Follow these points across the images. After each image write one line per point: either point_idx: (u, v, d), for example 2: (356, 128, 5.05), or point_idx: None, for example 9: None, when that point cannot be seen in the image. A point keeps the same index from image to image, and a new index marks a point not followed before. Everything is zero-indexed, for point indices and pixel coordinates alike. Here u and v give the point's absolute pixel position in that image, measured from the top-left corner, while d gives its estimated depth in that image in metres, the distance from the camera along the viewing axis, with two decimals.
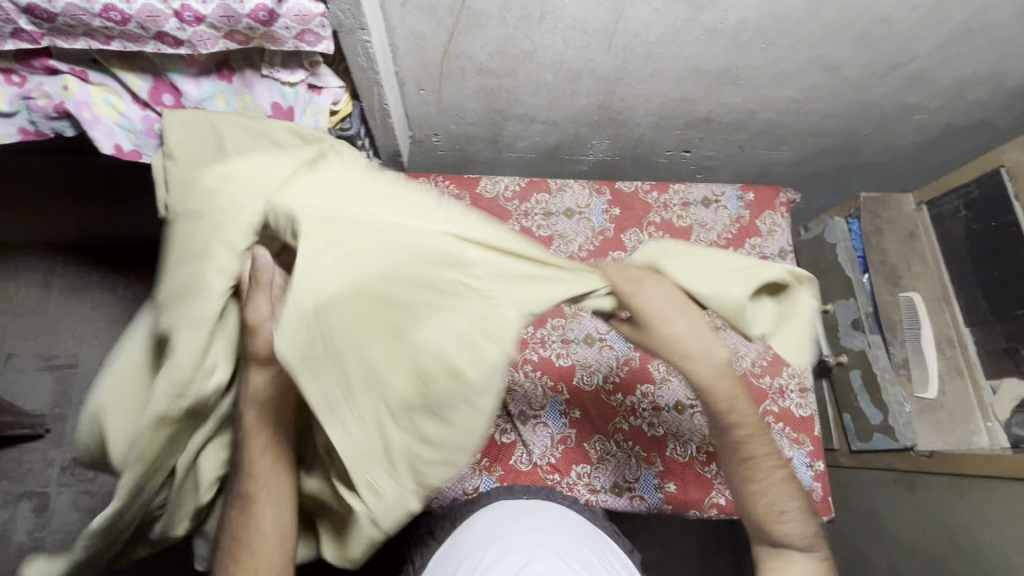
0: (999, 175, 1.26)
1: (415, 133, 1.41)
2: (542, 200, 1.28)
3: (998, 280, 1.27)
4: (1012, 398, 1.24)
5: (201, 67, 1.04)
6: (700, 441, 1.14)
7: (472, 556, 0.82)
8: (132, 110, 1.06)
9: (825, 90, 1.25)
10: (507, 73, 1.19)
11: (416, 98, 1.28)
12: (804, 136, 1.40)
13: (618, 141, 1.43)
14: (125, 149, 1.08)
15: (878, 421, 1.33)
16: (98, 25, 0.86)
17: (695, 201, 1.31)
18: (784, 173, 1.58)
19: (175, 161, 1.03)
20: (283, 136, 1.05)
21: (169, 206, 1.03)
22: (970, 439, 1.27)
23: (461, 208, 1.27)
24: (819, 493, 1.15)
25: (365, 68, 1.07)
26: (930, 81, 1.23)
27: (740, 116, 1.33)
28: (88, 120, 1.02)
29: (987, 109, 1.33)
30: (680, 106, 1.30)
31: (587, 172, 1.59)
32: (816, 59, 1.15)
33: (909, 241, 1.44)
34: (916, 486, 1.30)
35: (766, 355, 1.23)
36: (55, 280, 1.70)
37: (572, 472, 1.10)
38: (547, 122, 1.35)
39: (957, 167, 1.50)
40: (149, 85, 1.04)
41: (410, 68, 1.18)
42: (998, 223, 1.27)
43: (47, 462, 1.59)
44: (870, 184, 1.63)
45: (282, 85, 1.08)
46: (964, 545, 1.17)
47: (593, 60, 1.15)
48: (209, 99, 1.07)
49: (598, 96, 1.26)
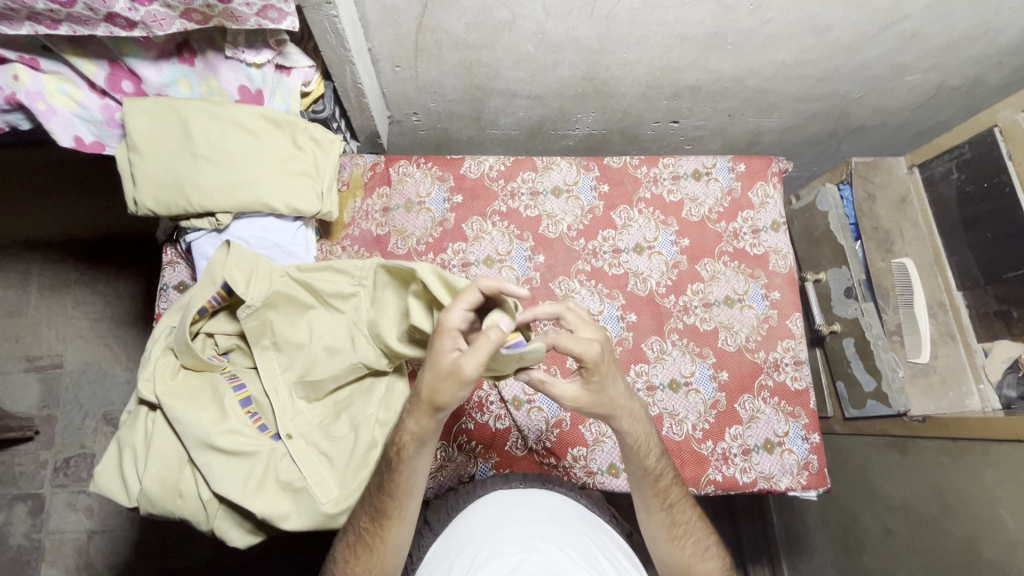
0: (993, 135, 1.24)
1: (393, 112, 1.36)
2: (527, 179, 1.24)
3: (992, 242, 1.26)
4: (1005, 359, 1.26)
5: (160, 50, 0.99)
6: (696, 418, 1.14)
7: (471, 546, 0.82)
8: (89, 99, 1.00)
9: (817, 53, 1.21)
10: (486, 45, 1.13)
11: (392, 75, 1.22)
12: (795, 102, 1.37)
13: (605, 114, 1.39)
14: (86, 142, 1.02)
15: (871, 389, 1.32)
16: (42, 7, 0.79)
17: (685, 174, 1.27)
18: (774, 141, 1.54)
19: (142, 154, 0.99)
20: (255, 123, 1.03)
21: (139, 201, 1.00)
22: (963, 403, 1.29)
23: (444, 189, 1.23)
24: (815, 465, 1.15)
25: (335, 45, 1.02)
26: (924, 40, 1.20)
27: (729, 83, 1.28)
28: (42, 111, 0.96)
29: (981, 67, 1.29)
30: (667, 75, 1.25)
31: (575, 147, 1.54)
32: (807, 19, 1.11)
33: (902, 206, 1.42)
34: (910, 451, 1.29)
35: (760, 330, 1.22)
36: (32, 280, 1.65)
37: (568, 455, 1.09)
38: (530, 96, 1.30)
39: (949, 127, 1.48)
40: (106, 72, 0.99)
41: (384, 44, 1.12)
42: (991, 184, 1.25)
43: (40, 464, 1.56)
44: (861, 149, 1.60)
45: (249, 66, 1.03)
46: (956, 506, 1.18)
47: (576, 29, 1.10)
48: (171, 84, 1.02)
49: (582, 67, 1.21)
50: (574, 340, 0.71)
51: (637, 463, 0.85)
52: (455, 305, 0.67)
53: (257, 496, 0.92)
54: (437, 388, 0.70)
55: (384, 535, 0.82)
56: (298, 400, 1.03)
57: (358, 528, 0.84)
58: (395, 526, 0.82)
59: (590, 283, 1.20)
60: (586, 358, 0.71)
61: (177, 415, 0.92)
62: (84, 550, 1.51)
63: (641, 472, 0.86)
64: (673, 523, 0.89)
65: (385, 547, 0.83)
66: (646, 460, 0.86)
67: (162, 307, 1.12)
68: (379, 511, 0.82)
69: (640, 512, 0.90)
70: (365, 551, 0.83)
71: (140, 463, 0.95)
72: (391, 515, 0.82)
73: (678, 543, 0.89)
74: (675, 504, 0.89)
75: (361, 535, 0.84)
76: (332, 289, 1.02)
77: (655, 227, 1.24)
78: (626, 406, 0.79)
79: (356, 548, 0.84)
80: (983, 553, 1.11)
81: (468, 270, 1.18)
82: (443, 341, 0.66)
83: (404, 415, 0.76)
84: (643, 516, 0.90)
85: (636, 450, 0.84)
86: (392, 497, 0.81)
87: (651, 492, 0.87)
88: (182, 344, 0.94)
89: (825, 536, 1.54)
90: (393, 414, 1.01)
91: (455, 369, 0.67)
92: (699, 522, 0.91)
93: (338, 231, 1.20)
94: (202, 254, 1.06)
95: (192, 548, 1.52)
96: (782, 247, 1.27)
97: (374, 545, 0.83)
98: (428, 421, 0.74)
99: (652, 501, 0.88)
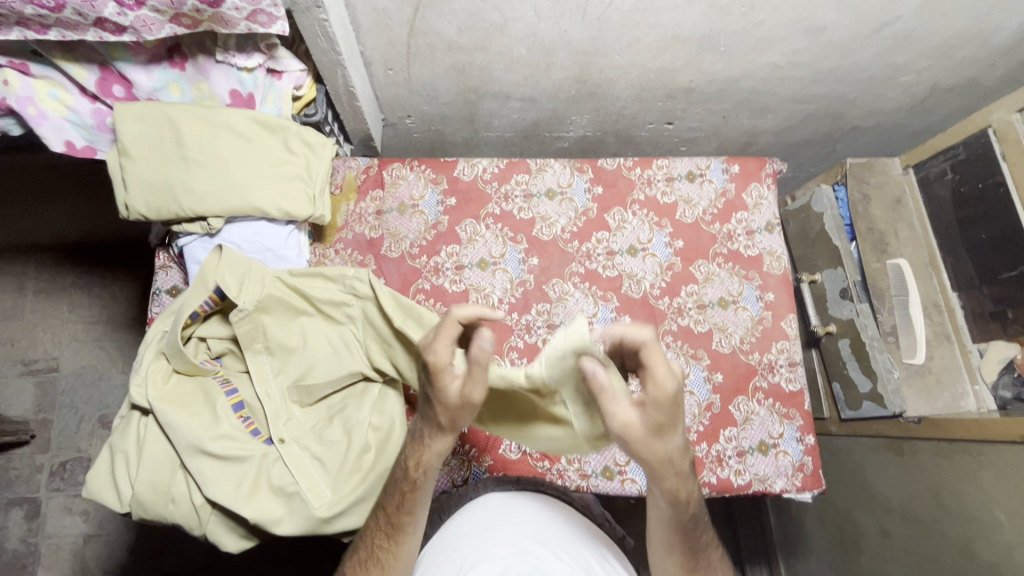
0: (987, 136, 1.24)
1: (387, 115, 1.36)
2: (521, 181, 1.24)
3: (986, 242, 1.26)
4: (1000, 360, 1.25)
5: (150, 54, 0.98)
6: (690, 420, 1.14)
7: (462, 549, 0.82)
8: (80, 104, 1.00)
9: (810, 54, 1.20)
10: (478, 48, 1.13)
11: (385, 78, 1.21)
12: (789, 103, 1.37)
13: (599, 116, 1.38)
14: (77, 146, 1.02)
15: (866, 390, 1.32)
16: (30, 12, 0.79)
17: (679, 175, 1.27)
18: (770, 142, 1.54)
19: (133, 158, 0.99)
20: (247, 127, 1.03)
21: (130, 206, 1.00)
22: (958, 403, 1.29)
23: (437, 192, 1.23)
24: (810, 467, 1.15)
25: (326, 49, 1.02)
26: (916, 40, 1.19)
27: (722, 84, 1.28)
28: (33, 117, 0.96)
29: (975, 67, 1.29)
30: (661, 76, 1.25)
31: (569, 149, 1.54)
32: (799, 21, 1.11)
33: (897, 207, 1.41)
34: (906, 452, 1.29)
35: (754, 332, 1.21)
36: (27, 284, 1.64)
37: (562, 459, 1.08)
38: (524, 98, 1.30)
39: (944, 128, 1.47)
40: (97, 77, 0.98)
41: (376, 47, 1.12)
42: (985, 185, 1.25)
43: (36, 468, 1.56)
44: (856, 149, 1.60)
45: (240, 71, 1.03)
46: (951, 505, 1.18)
47: (568, 32, 1.10)
48: (162, 88, 1.02)
49: (574, 69, 1.21)
50: (657, 356, 0.60)
51: (669, 514, 0.76)
52: (440, 340, 0.65)
53: (250, 502, 0.92)
54: (446, 415, 0.71)
55: (396, 551, 0.81)
56: (291, 404, 1.03)
57: (370, 544, 0.83)
58: (408, 540, 0.82)
59: (583, 286, 1.20)
60: (658, 391, 0.59)
61: (169, 421, 0.92)
62: (80, 554, 1.51)
63: (673, 523, 0.77)
64: (691, 568, 0.82)
65: (397, 561, 0.81)
66: (681, 512, 0.76)
67: (155, 311, 1.12)
68: (395, 526, 0.81)
69: (651, 555, 0.84)
70: (376, 569, 0.81)
71: (132, 468, 0.94)
72: (405, 529, 0.81)
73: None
74: (698, 551, 0.82)
75: (373, 551, 0.82)
76: (324, 297, 1.03)
77: (649, 229, 1.24)
78: (677, 460, 0.67)
79: (367, 563, 0.82)
80: (978, 554, 1.11)
81: (461, 273, 1.18)
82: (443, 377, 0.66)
83: (422, 438, 0.77)
84: (655, 558, 0.84)
85: (672, 506, 0.75)
86: (407, 513, 0.81)
87: (673, 540, 0.80)
88: (174, 349, 0.94)
89: (821, 536, 1.54)
90: (386, 419, 1.03)
91: (458, 397, 0.68)
92: (719, 565, 0.85)
93: (332, 234, 1.20)
94: (194, 258, 1.06)
95: (188, 551, 1.51)
96: (776, 248, 1.27)
97: (386, 561, 0.81)
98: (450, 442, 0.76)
99: (670, 551, 0.80)
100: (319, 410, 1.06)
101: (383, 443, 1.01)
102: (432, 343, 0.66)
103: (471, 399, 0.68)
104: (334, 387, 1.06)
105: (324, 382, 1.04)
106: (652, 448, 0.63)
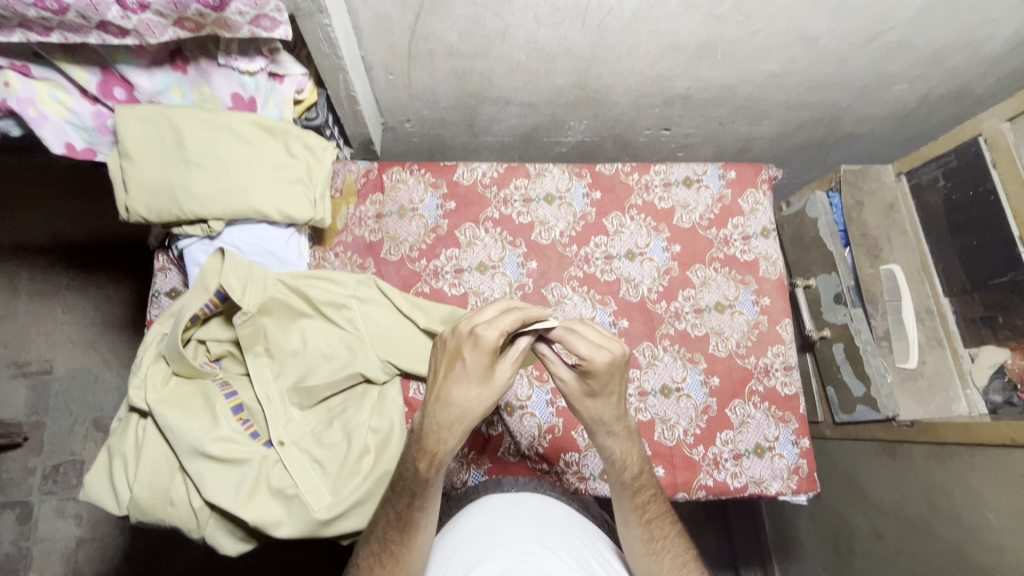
0: (977, 144, 1.26)
1: (387, 119, 1.36)
2: (521, 186, 1.25)
3: (977, 248, 1.28)
4: (991, 364, 1.29)
5: (152, 58, 0.99)
6: (687, 424, 1.15)
7: (463, 549, 0.82)
8: (81, 106, 1.00)
9: (805, 63, 1.22)
10: (478, 54, 1.14)
11: (385, 83, 1.22)
12: (784, 110, 1.38)
13: (597, 121, 1.40)
14: (78, 148, 1.03)
15: (860, 393, 1.33)
16: (33, 15, 0.79)
17: (676, 181, 1.29)
18: (765, 148, 1.56)
19: (134, 161, 0.99)
20: (248, 130, 1.03)
21: (131, 208, 1.00)
22: (950, 407, 1.31)
23: (437, 195, 1.23)
24: (805, 470, 1.16)
25: (328, 54, 1.02)
26: (909, 50, 1.22)
27: (719, 91, 1.30)
28: (33, 118, 0.96)
29: (966, 76, 1.31)
30: (658, 83, 1.26)
31: (568, 154, 1.55)
32: (794, 30, 1.13)
33: (890, 213, 1.43)
34: (899, 455, 1.31)
35: (750, 336, 1.23)
36: (21, 284, 1.63)
37: (561, 461, 1.09)
38: (522, 103, 1.31)
39: (936, 136, 1.50)
40: (98, 79, 0.98)
41: (377, 52, 1.13)
42: (977, 192, 1.27)
43: (28, 471, 1.55)
44: (850, 156, 1.62)
45: (242, 74, 1.04)
46: (944, 509, 1.19)
47: (568, 39, 1.12)
48: (164, 91, 1.03)
49: (574, 75, 1.22)
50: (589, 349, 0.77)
51: (616, 477, 0.87)
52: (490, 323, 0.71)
53: (249, 505, 0.92)
54: (476, 400, 0.73)
55: (410, 542, 0.82)
56: (290, 407, 1.03)
57: (382, 538, 0.82)
58: (422, 532, 0.82)
59: (582, 290, 1.21)
60: (591, 364, 0.76)
61: (168, 423, 0.92)
62: (73, 558, 1.49)
63: (620, 485, 0.88)
64: (650, 538, 0.87)
65: (412, 552, 0.82)
66: (624, 474, 0.87)
67: (154, 313, 1.12)
68: (407, 522, 0.81)
69: (620, 526, 0.90)
70: (389, 561, 0.81)
71: (130, 471, 0.94)
72: (418, 523, 0.82)
73: (655, 559, 0.86)
74: (653, 518, 0.88)
75: (386, 544, 0.82)
76: (324, 297, 1.05)
77: (647, 234, 1.25)
78: (607, 421, 0.84)
79: (381, 559, 0.82)
80: (970, 556, 1.13)
81: (461, 276, 1.19)
82: (480, 353, 0.71)
83: (437, 434, 0.75)
84: (620, 529, 0.89)
85: (616, 467, 0.87)
86: (419, 508, 0.81)
87: (629, 506, 0.88)
88: (173, 352, 0.94)
89: (815, 541, 1.55)
90: (386, 421, 1.03)
91: (499, 380, 0.74)
92: (678, 538, 0.89)
93: (332, 237, 1.21)
94: (194, 261, 1.06)
95: (183, 555, 1.51)
96: (772, 253, 1.28)
97: (400, 554, 0.82)
98: (465, 433, 0.76)
99: (629, 515, 0.88)
100: (319, 412, 1.06)
101: (383, 446, 1.01)
102: (487, 325, 0.71)
103: (509, 382, 0.75)
104: (335, 388, 1.06)
105: (325, 384, 1.04)
106: (584, 404, 0.82)
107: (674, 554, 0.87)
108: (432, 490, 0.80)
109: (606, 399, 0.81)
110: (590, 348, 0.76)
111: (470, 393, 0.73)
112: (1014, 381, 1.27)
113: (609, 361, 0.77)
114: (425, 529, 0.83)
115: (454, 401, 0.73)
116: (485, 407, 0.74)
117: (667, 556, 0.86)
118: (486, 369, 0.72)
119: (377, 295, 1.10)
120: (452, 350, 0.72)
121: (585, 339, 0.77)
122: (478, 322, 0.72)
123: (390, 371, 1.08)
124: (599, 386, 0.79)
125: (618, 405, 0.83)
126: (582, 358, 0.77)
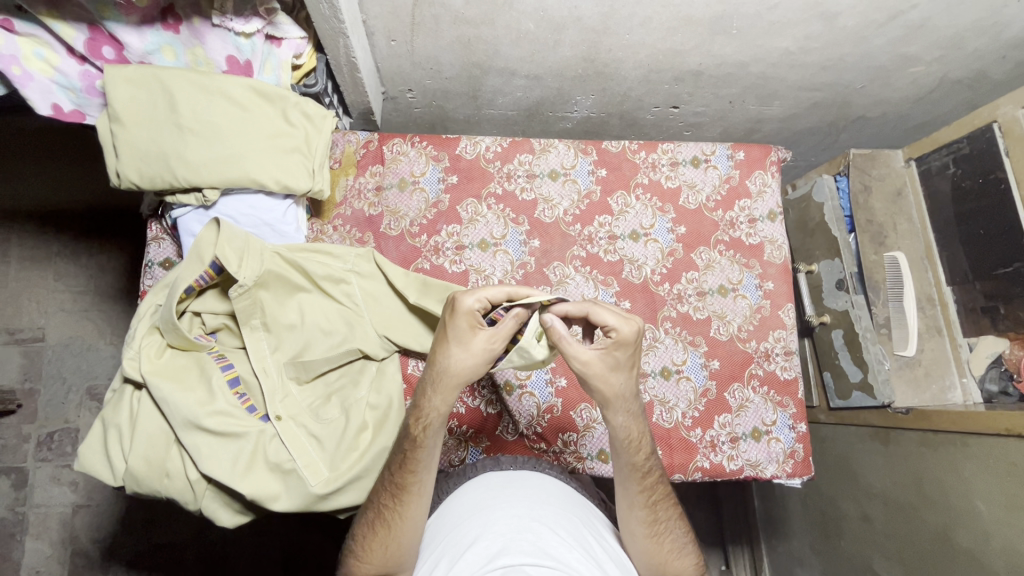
0: (991, 131, 1.23)
1: (388, 88, 1.32)
2: (524, 161, 1.22)
3: (983, 238, 1.27)
4: (989, 354, 1.29)
5: (142, 15, 0.94)
6: (686, 406, 1.15)
7: (462, 526, 0.83)
8: (68, 65, 0.96)
9: (822, 41, 1.18)
10: (485, 21, 1.10)
11: (387, 50, 1.17)
12: (797, 90, 1.35)
13: (605, 97, 1.36)
14: (65, 109, 0.99)
15: (857, 379, 1.33)
16: None
17: (684, 160, 1.26)
18: (774, 129, 1.53)
19: (124, 125, 0.96)
20: (243, 95, 0.99)
21: (122, 173, 0.97)
22: (945, 395, 1.32)
23: (439, 169, 1.20)
24: (801, 453, 1.17)
25: (328, 17, 0.98)
26: (929, 30, 1.18)
27: (731, 68, 1.26)
28: (17, 76, 0.93)
29: (984, 60, 1.28)
30: (669, 58, 1.22)
31: (572, 130, 1.51)
32: (813, 6, 1.09)
33: (897, 199, 1.41)
34: (892, 441, 1.32)
35: (752, 320, 1.22)
36: (10, 250, 1.60)
37: (558, 441, 1.09)
38: (529, 76, 1.27)
39: (949, 122, 1.47)
40: (85, 37, 0.94)
41: (379, 16, 1.08)
42: (987, 179, 1.25)
43: (23, 438, 1.54)
44: (859, 140, 1.59)
45: (237, 36, 0.99)
46: (932, 494, 1.21)
47: (578, 8, 1.07)
48: (155, 52, 0.99)
49: (582, 47, 1.18)
50: (603, 310, 0.78)
51: (626, 457, 0.86)
52: (480, 291, 0.74)
53: (245, 478, 0.92)
54: (457, 363, 0.75)
55: (402, 511, 0.82)
56: (287, 380, 1.01)
57: (377, 506, 0.84)
58: (414, 501, 0.82)
59: (584, 270, 1.19)
60: (620, 334, 0.76)
61: (163, 395, 0.90)
62: (69, 523, 1.50)
63: (630, 467, 0.86)
64: (654, 520, 0.87)
65: (403, 523, 0.82)
66: (635, 455, 0.86)
67: (148, 284, 1.09)
68: (399, 487, 0.82)
69: (622, 508, 0.89)
70: (382, 530, 0.82)
71: (125, 442, 0.93)
72: (410, 490, 0.82)
73: (657, 540, 0.87)
74: (659, 500, 0.88)
75: (380, 512, 0.83)
76: (323, 271, 1.03)
77: (652, 214, 1.23)
78: (625, 398, 0.82)
79: (374, 525, 0.83)
80: (957, 541, 1.15)
81: (462, 253, 1.16)
82: (464, 319, 0.73)
83: (425, 391, 0.79)
84: (623, 511, 0.89)
85: (624, 447, 0.85)
86: (411, 472, 0.81)
87: (637, 488, 0.87)
88: (168, 324, 0.92)
89: (802, 521, 1.58)
90: (384, 398, 1.03)
91: (479, 344, 0.75)
92: (679, 520, 0.89)
93: (330, 210, 1.17)
94: (188, 231, 1.03)
95: (178, 523, 1.51)
96: (777, 237, 1.27)
97: (392, 521, 0.82)
98: (451, 395, 0.77)
99: (636, 498, 0.87)
100: (315, 389, 1.04)
101: (381, 422, 1.01)
102: (469, 291, 0.74)
103: (491, 347, 0.75)
104: (334, 362, 1.04)
105: (325, 357, 1.02)
106: (605, 379, 0.79)
107: (670, 534, 0.88)
108: (426, 457, 0.81)
109: (629, 372, 0.80)
110: (618, 318, 0.77)
111: (459, 360, 0.75)
112: (1011, 370, 1.27)
113: (637, 331, 0.77)
114: (416, 502, 0.83)
115: (439, 364, 0.76)
116: (477, 372, 0.76)
117: (668, 542, 0.88)
118: (468, 333, 0.74)
119: (376, 270, 1.07)
120: (440, 314, 0.76)
121: (610, 310, 0.78)
122: (467, 290, 0.76)
123: (389, 347, 1.07)
124: (625, 359, 0.78)
125: (629, 374, 0.80)
126: (610, 329, 0.77)
